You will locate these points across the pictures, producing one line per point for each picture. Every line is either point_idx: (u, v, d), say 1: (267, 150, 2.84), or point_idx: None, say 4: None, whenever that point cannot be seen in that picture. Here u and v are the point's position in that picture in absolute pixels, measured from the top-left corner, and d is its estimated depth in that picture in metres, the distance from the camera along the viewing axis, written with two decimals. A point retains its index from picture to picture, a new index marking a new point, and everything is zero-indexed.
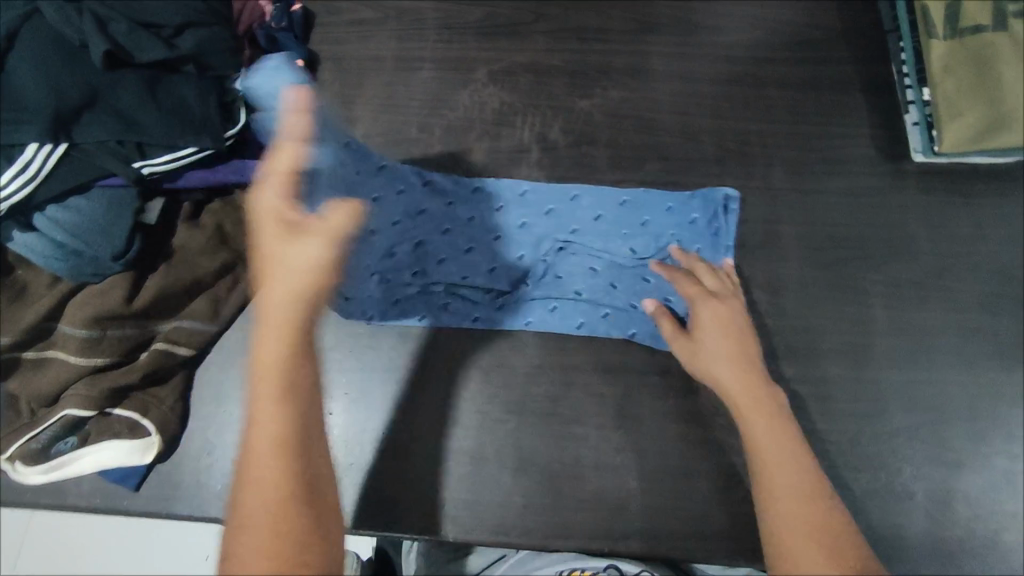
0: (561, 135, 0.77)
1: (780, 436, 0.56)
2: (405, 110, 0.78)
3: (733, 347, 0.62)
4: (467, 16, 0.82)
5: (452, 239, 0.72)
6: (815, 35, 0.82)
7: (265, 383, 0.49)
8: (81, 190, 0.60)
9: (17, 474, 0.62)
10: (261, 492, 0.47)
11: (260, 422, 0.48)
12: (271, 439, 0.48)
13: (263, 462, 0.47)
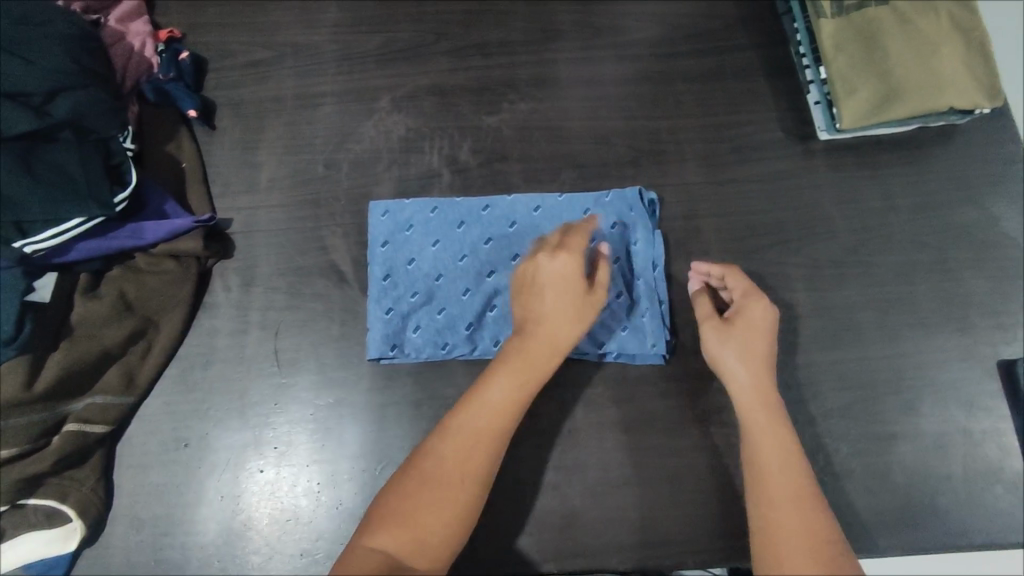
0: (471, 155, 0.76)
1: (784, 462, 0.54)
2: (310, 148, 0.76)
3: (757, 348, 0.61)
4: (365, 44, 0.81)
5: (442, 262, 0.70)
6: (713, 25, 0.82)
7: (536, 359, 0.57)
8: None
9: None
10: (477, 457, 0.53)
11: (484, 395, 0.56)
12: (515, 401, 0.56)
13: (477, 425, 0.54)
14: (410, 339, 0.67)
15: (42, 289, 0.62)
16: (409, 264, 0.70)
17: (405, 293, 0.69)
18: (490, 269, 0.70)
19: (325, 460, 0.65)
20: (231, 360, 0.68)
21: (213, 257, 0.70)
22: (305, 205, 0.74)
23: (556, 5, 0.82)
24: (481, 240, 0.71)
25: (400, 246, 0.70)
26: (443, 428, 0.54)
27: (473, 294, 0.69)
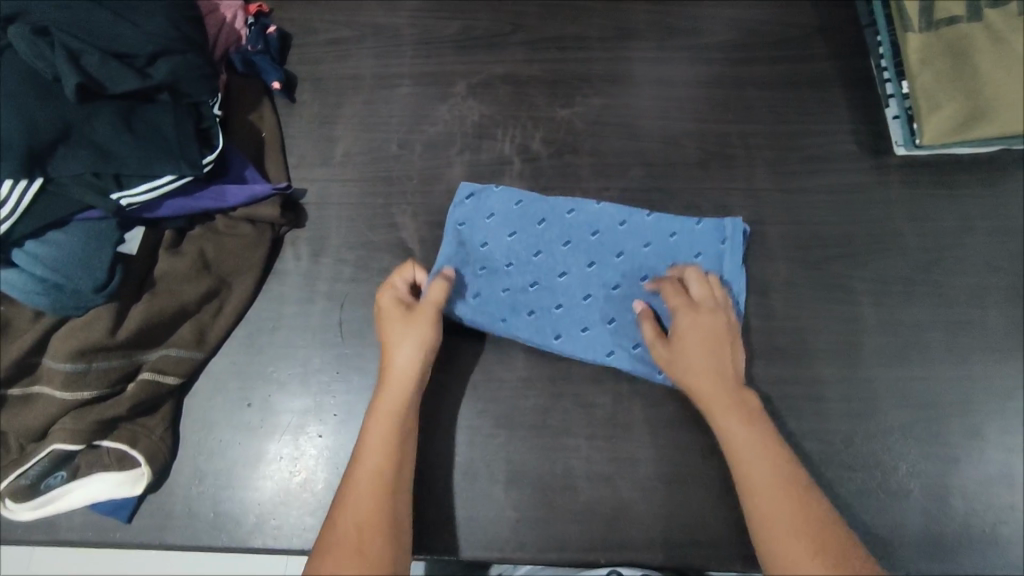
0: (542, 145, 0.77)
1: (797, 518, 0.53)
2: (385, 127, 0.78)
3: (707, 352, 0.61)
4: (444, 31, 0.82)
5: (515, 252, 0.71)
6: (792, 33, 0.81)
7: (387, 417, 0.60)
8: (63, 225, 0.61)
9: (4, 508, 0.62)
10: (367, 499, 0.55)
11: (360, 457, 0.58)
12: (386, 448, 0.58)
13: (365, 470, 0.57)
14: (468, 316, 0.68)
15: (129, 243, 0.65)
16: (482, 247, 0.71)
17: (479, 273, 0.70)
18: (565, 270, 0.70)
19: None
20: (296, 327, 0.70)
21: (287, 225, 0.72)
22: (377, 182, 0.75)
23: (634, 5, 0.83)
24: (558, 240, 0.71)
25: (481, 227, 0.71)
26: (344, 487, 0.57)
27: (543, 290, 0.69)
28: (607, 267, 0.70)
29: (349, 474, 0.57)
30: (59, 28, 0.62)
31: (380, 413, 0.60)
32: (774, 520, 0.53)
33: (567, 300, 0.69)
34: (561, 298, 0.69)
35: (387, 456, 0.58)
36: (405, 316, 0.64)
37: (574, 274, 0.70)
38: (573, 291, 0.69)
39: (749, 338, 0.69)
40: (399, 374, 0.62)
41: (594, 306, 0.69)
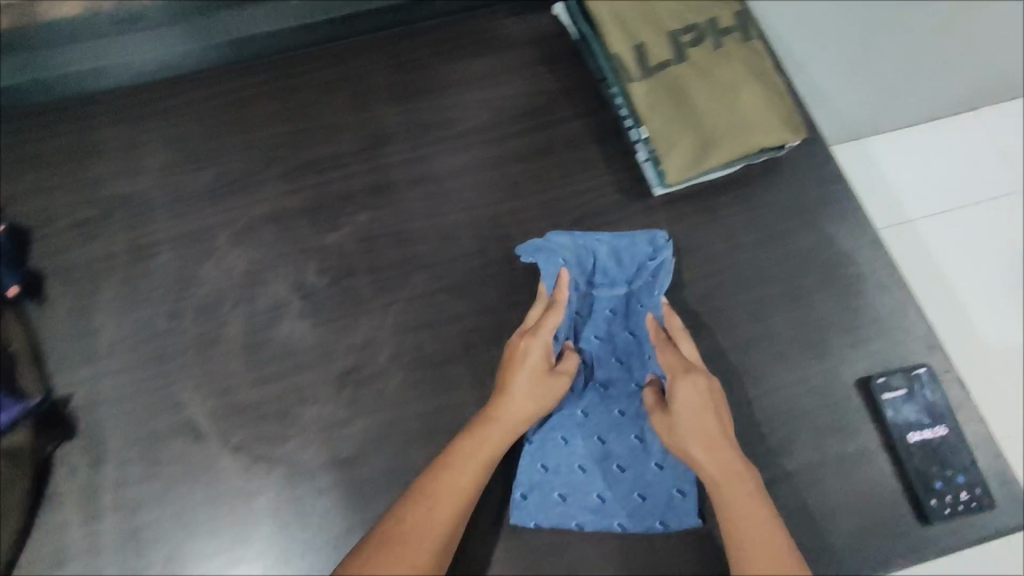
0: (317, 277, 0.74)
1: (762, 529, 0.57)
2: (148, 303, 0.74)
3: (708, 426, 0.62)
4: (194, 182, 0.80)
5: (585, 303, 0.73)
6: (537, 102, 0.84)
7: (499, 444, 0.63)
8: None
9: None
10: (444, 518, 0.58)
11: (455, 466, 0.60)
12: (478, 464, 0.61)
13: (454, 490, 0.59)
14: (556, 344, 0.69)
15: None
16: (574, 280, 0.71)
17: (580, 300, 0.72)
18: (612, 356, 0.73)
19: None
20: (80, 554, 0.63)
21: (52, 442, 0.66)
22: (149, 364, 0.71)
23: (384, 112, 0.84)
24: (614, 330, 0.74)
25: (580, 262, 0.71)
26: (431, 483, 0.59)
27: (587, 310, 0.74)
28: (630, 398, 0.72)
29: (445, 478, 0.59)
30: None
31: (491, 434, 0.62)
32: (752, 530, 0.58)
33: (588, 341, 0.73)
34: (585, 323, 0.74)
35: (480, 475, 0.61)
36: (535, 353, 0.65)
37: (607, 362, 0.73)
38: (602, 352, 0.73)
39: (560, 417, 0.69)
40: (510, 416, 0.63)
41: (590, 384, 0.73)
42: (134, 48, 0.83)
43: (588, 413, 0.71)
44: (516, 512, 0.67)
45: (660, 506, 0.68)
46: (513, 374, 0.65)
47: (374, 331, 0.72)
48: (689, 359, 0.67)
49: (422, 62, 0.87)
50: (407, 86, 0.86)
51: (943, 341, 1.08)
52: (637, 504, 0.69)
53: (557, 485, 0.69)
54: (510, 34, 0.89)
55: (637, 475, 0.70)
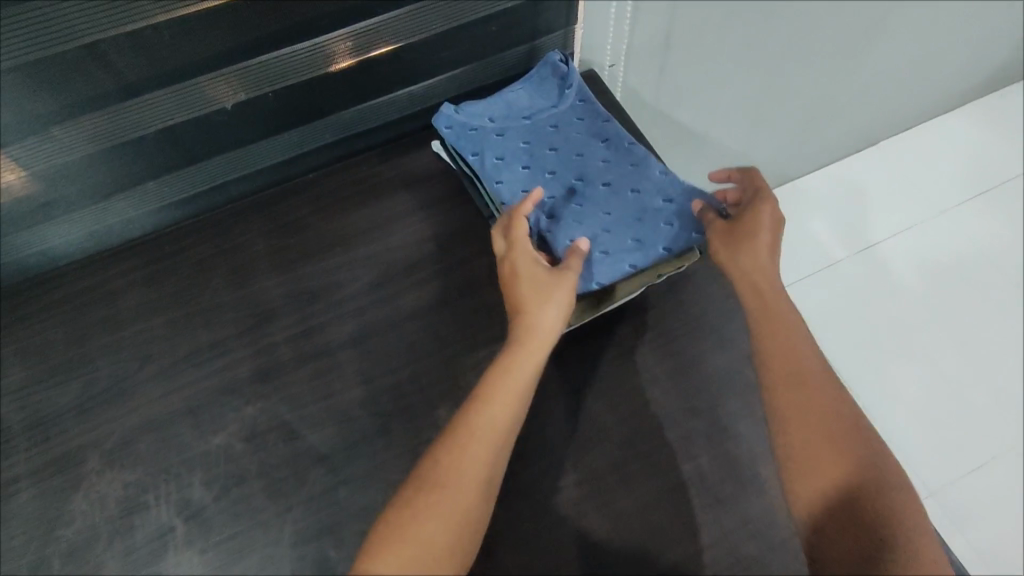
0: (203, 490, 0.67)
1: (828, 410, 0.57)
2: (14, 553, 0.66)
3: (770, 250, 0.63)
4: (61, 397, 0.73)
5: (534, 132, 0.79)
6: (426, 248, 0.80)
7: (526, 376, 0.59)
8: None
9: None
10: (477, 477, 0.55)
11: (477, 428, 0.56)
12: (501, 432, 0.57)
13: (479, 436, 0.55)
14: (493, 165, 0.77)
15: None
16: (518, 141, 0.78)
17: (511, 146, 0.78)
18: (545, 145, 0.78)
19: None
20: None
21: None
22: None
23: (265, 284, 0.79)
24: (550, 137, 0.78)
25: (502, 116, 0.80)
26: (450, 457, 0.55)
27: (530, 141, 0.78)
28: (595, 169, 0.75)
29: (465, 431, 0.56)
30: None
31: (521, 363, 0.59)
32: (804, 413, 0.57)
33: (545, 155, 0.77)
34: (531, 134, 0.78)
35: (498, 448, 0.56)
36: (545, 283, 0.62)
37: (570, 182, 0.75)
38: (533, 142, 0.78)
39: None
40: (537, 330, 0.60)
41: (565, 192, 0.75)
42: (39, 242, 0.80)
43: (582, 208, 0.73)
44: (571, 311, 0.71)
45: (652, 230, 0.72)
46: (528, 311, 0.61)
47: (270, 545, 0.65)
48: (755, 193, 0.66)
49: (304, 221, 0.82)
50: (290, 249, 0.81)
51: (847, 395, 1.19)
52: (632, 221, 0.72)
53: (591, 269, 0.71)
54: (391, 178, 0.85)
55: (629, 214, 0.72)
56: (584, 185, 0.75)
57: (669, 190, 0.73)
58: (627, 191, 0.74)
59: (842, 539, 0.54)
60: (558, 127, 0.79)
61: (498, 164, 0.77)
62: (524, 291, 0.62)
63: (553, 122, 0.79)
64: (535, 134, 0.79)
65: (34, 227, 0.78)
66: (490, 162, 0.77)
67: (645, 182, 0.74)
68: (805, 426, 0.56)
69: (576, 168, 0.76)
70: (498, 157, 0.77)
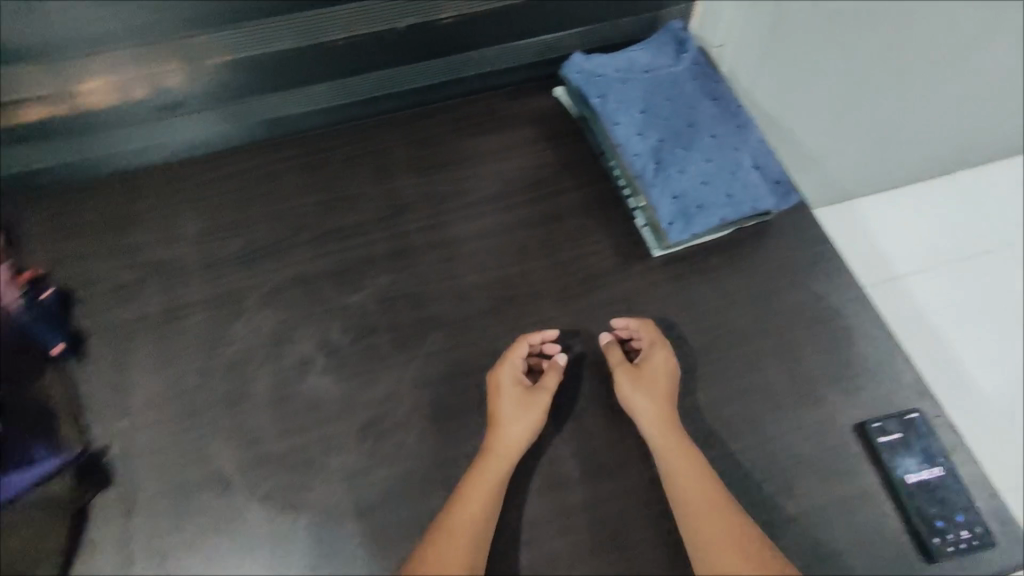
0: (341, 335, 0.80)
1: (720, 522, 0.65)
2: (181, 360, 0.79)
3: (665, 410, 0.71)
4: (226, 248, 0.86)
5: (651, 84, 0.90)
6: (541, 174, 0.92)
7: (495, 482, 0.68)
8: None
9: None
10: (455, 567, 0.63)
11: (455, 526, 0.65)
12: (472, 530, 0.65)
13: (457, 528, 0.65)
14: (613, 105, 0.88)
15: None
16: (636, 90, 0.89)
17: (629, 93, 0.89)
18: (659, 95, 0.89)
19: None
20: None
21: (89, 491, 0.71)
22: (183, 419, 0.75)
23: (401, 184, 0.91)
24: (664, 90, 0.90)
25: (622, 69, 0.91)
26: (433, 547, 0.64)
27: (646, 90, 0.89)
28: (704, 122, 0.88)
29: (442, 529, 0.65)
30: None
31: (494, 472, 0.69)
32: (711, 533, 0.64)
33: (658, 104, 0.88)
34: (648, 85, 0.90)
35: (477, 545, 0.65)
36: (505, 416, 0.71)
37: (681, 128, 0.87)
38: (650, 92, 0.89)
39: (564, 466, 0.73)
40: (506, 442, 0.70)
41: (676, 136, 0.86)
42: (173, 134, 0.90)
43: (692, 150, 0.85)
44: (673, 233, 0.82)
45: (750, 177, 0.84)
46: (494, 433, 0.71)
47: (394, 384, 0.77)
48: (661, 341, 0.77)
49: (438, 138, 0.95)
50: (424, 158, 0.93)
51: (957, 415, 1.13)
52: (734, 168, 0.84)
53: (695, 202, 0.83)
54: (516, 113, 0.97)
55: (731, 162, 0.85)
56: (690, 133, 0.86)
57: (758, 159, 0.86)
58: (731, 142, 0.86)
59: None
60: (672, 81, 0.90)
61: (617, 107, 0.88)
62: (496, 408, 0.72)
63: (668, 78, 0.91)
64: (651, 86, 0.90)
65: (185, 116, 0.89)
66: (610, 104, 0.88)
67: (746, 139, 0.87)
68: (700, 538, 0.65)
69: (684, 118, 0.88)
70: (618, 100, 0.88)
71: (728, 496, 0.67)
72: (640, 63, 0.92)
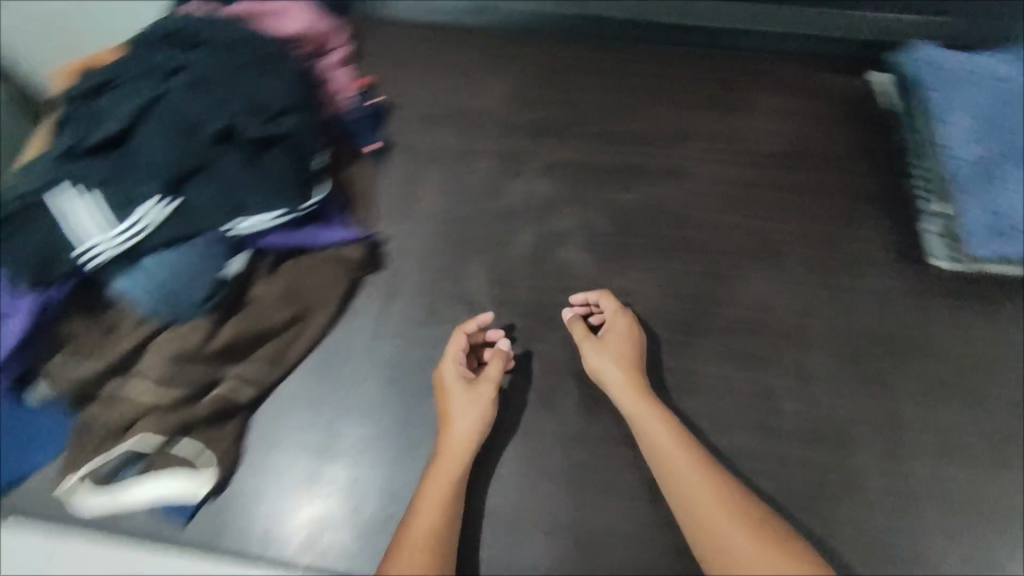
0: (603, 224, 0.84)
1: (699, 474, 0.63)
2: (463, 193, 0.87)
3: (661, 409, 0.67)
4: (524, 115, 0.92)
5: (1009, 90, 0.81)
6: (834, 149, 0.89)
7: (448, 475, 0.65)
8: (109, 240, 0.64)
9: (31, 471, 0.69)
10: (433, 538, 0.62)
11: (426, 496, 0.64)
12: (441, 501, 0.64)
13: (429, 496, 0.64)
14: (953, 102, 0.83)
15: (144, 220, 0.65)
16: (988, 92, 0.82)
17: (978, 95, 0.82)
18: (1016, 104, 0.81)
19: (409, 468, 0.70)
20: (359, 371, 0.74)
21: (367, 269, 0.79)
22: (454, 242, 0.83)
23: (690, 114, 0.91)
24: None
25: (981, 65, 0.83)
26: (409, 519, 0.63)
27: (1000, 95, 0.81)
28: None
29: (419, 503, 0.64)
30: (191, 74, 0.73)
31: (442, 472, 0.65)
32: (693, 489, 0.62)
33: (1012, 111, 0.80)
34: (1008, 89, 0.81)
35: (447, 518, 0.63)
36: (468, 400, 0.68)
37: None
38: (1007, 97, 0.81)
39: (783, 419, 0.73)
40: (457, 441, 0.67)
41: (1017, 151, 0.79)
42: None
43: None
44: (976, 246, 0.78)
45: None
46: (452, 426, 0.67)
47: (641, 284, 0.80)
48: (626, 329, 0.73)
49: (739, 83, 0.93)
50: (720, 97, 0.92)
51: None
52: None
53: (1013, 224, 0.77)
54: (826, 82, 0.93)
55: None
56: None
57: None
58: None
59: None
60: None
61: (957, 107, 0.82)
62: (450, 399, 0.69)
63: None
64: (1007, 92, 0.81)
65: None
66: (949, 101, 0.83)
67: None
68: (684, 491, 0.62)
69: None
70: (962, 98, 0.82)
71: (719, 464, 0.64)
72: (1003, 64, 0.83)
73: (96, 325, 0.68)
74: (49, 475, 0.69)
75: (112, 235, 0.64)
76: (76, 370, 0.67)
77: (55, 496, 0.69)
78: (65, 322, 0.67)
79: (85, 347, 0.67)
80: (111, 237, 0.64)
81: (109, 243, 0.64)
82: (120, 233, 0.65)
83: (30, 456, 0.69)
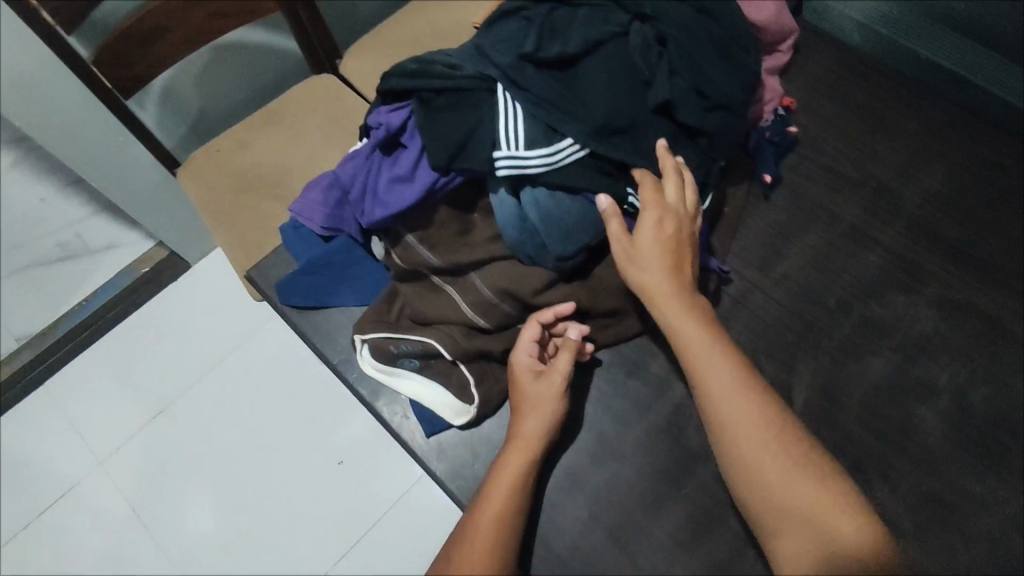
0: (979, 404, 0.69)
1: (745, 407, 0.57)
2: (832, 277, 0.75)
3: (684, 302, 0.61)
4: (946, 231, 0.77)
5: None
6: None
7: (517, 463, 0.61)
8: (516, 161, 0.61)
9: (339, 305, 0.75)
10: (501, 512, 0.59)
11: (501, 474, 0.61)
12: (514, 486, 0.60)
13: (507, 472, 0.61)
14: None
15: (557, 161, 0.62)
16: None
17: None
18: None
19: (646, 523, 0.65)
20: (639, 396, 0.71)
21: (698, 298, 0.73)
22: (797, 324, 0.73)
23: None
24: None
25: None
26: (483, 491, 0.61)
27: None
28: None
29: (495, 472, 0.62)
30: (661, 29, 0.67)
31: (512, 460, 0.62)
32: (738, 437, 0.56)
33: None
34: None
35: (519, 487, 0.60)
36: (548, 399, 0.64)
37: None
38: None
39: None
40: (525, 431, 0.63)
41: None
42: None
43: None
44: None
45: None
46: (525, 418, 0.63)
47: (989, 496, 0.65)
48: (660, 210, 0.63)
49: None
50: None
51: None
52: None
53: None
54: None
55: None
56: None
57: None
58: None
59: (782, 532, 0.54)
60: None
61: None
62: (523, 388, 0.65)
63: None
64: None
65: None
66: None
67: None
68: (723, 424, 0.57)
69: None
70: None
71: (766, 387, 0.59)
72: None
73: (455, 223, 0.67)
74: (347, 319, 0.75)
75: (525, 158, 0.61)
76: (420, 253, 0.67)
77: (343, 340, 0.74)
78: (440, 205, 0.67)
79: (436, 236, 0.67)
80: (523, 160, 0.61)
81: (517, 164, 0.61)
82: (531, 159, 0.61)
83: (346, 294, 0.74)
